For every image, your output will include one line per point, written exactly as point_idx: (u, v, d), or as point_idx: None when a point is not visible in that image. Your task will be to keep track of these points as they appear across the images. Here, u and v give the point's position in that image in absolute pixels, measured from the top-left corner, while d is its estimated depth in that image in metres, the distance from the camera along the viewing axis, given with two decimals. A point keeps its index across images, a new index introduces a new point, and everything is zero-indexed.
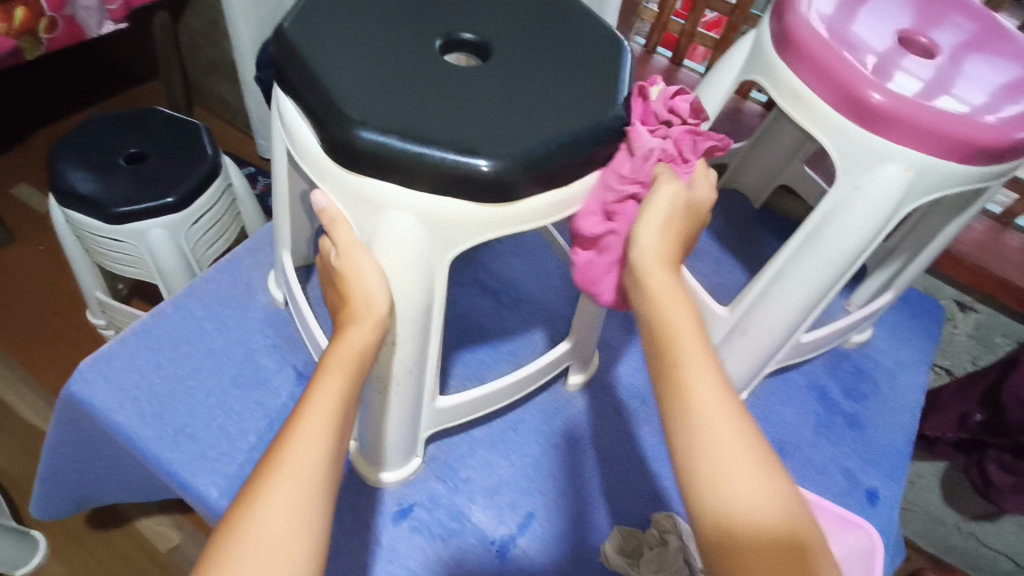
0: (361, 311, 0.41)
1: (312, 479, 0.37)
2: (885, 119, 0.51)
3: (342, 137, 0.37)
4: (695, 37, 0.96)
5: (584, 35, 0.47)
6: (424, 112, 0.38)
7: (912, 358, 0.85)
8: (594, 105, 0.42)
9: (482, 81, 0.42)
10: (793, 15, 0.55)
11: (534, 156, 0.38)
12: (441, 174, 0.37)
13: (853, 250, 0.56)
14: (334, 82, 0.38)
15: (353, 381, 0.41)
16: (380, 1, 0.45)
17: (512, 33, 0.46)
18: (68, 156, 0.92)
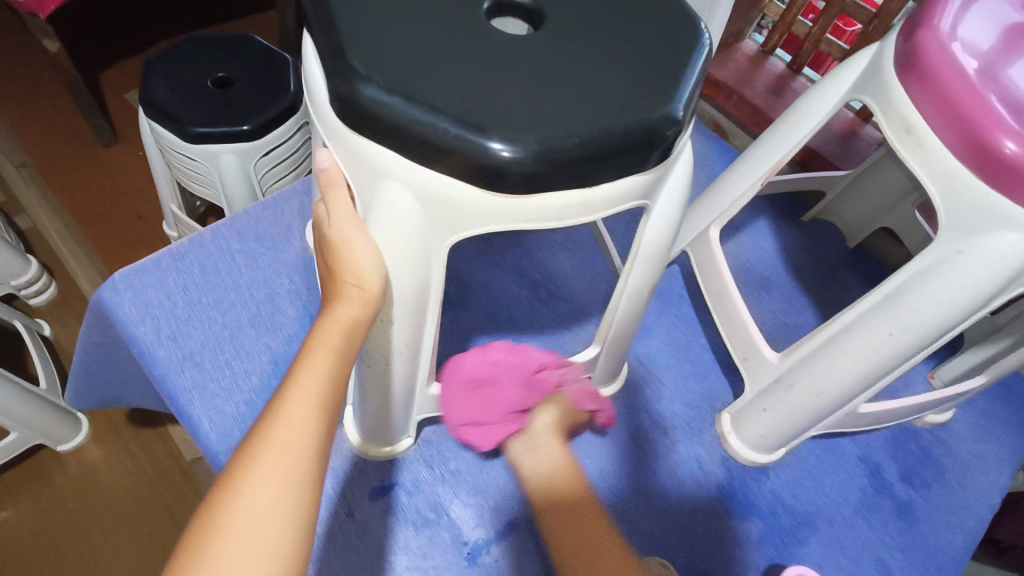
0: (349, 285, 0.38)
1: (300, 464, 0.33)
2: (1015, 175, 0.41)
3: (345, 92, 0.34)
4: (821, 43, 0.85)
5: (658, 19, 0.42)
6: (440, 80, 0.34)
7: (996, 455, 0.72)
8: (647, 99, 0.36)
9: (525, 52, 0.37)
10: (925, 32, 0.45)
11: (559, 145, 0.33)
12: (444, 150, 0.33)
13: (943, 324, 0.47)
14: (353, 33, 0.35)
15: (342, 363, 0.38)
16: None
17: (574, 5, 0.41)
18: (162, 70, 0.95)
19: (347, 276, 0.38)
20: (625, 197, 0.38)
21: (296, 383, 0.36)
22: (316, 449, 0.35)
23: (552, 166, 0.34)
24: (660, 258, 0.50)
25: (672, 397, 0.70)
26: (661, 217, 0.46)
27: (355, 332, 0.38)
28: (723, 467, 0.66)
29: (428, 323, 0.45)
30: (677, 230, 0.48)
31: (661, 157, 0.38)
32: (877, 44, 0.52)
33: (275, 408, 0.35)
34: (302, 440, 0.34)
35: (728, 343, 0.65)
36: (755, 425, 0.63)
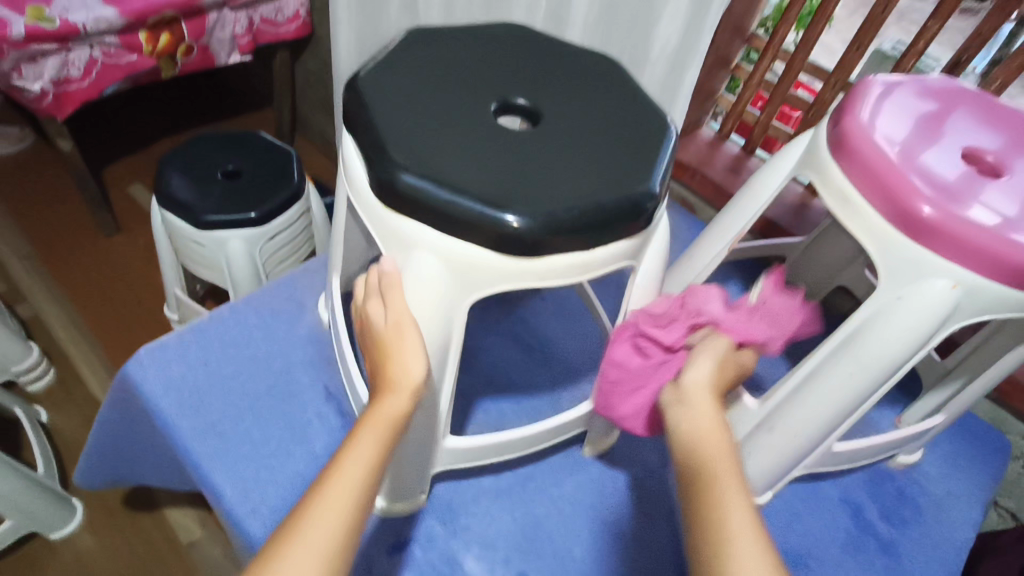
0: (398, 379, 0.42)
1: (333, 551, 0.36)
2: (932, 231, 0.49)
3: (386, 178, 0.41)
4: (770, 129, 0.97)
5: (631, 115, 0.51)
6: (463, 167, 0.42)
7: (966, 491, 0.78)
8: (632, 178, 0.44)
9: (529, 144, 0.45)
10: (850, 120, 0.55)
11: (562, 216, 0.41)
12: (468, 223, 0.40)
13: (894, 362, 0.54)
14: (390, 131, 0.43)
15: (383, 456, 0.41)
16: (451, 69, 0.51)
17: (565, 105, 0.50)
18: (176, 164, 1.03)
19: (396, 366, 0.43)
20: (614, 260, 0.46)
21: (340, 470, 0.39)
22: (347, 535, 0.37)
23: (557, 233, 0.41)
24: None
25: (664, 449, 0.74)
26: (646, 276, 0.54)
27: (398, 427, 0.42)
28: None
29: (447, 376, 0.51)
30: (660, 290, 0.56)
31: (644, 224, 0.45)
32: (812, 131, 0.62)
33: (314, 496, 0.38)
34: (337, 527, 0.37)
35: None
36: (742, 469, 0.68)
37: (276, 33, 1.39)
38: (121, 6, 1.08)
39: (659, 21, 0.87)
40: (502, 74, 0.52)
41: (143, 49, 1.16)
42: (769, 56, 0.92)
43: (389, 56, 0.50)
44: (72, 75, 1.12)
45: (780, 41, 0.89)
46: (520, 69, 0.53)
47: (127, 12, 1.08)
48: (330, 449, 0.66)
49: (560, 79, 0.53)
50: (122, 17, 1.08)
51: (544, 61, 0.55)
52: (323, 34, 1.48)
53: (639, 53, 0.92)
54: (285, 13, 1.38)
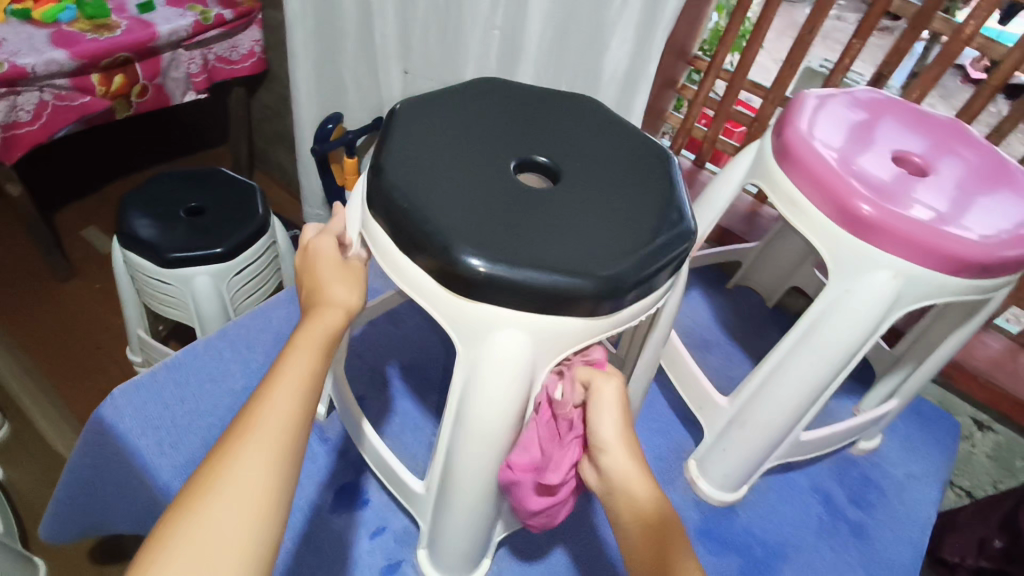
0: (332, 300, 0.49)
1: (282, 442, 0.40)
2: (874, 228, 0.54)
3: (385, 202, 0.47)
4: (717, 143, 1.03)
5: (655, 205, 0.51)
6: (467, 219, 0.45)
7: (923, 471, 0.83)
8: (632, 247, 0.46)
9: (538, 202, 0.49)
10: (792, 130, 0.60)
11: (522, 271, 0.42)
12: (463, 274, 0.43)
13: (848, 350, 0.58)
14: (407, 177, 0.48)
15: (321, 359, 0.45)
16: (476, 124, 0.55)
17: (582, 162, 0.54)
18: (136, 203, 1.02)
19: (326, 331, 0.46)
20: (587, 334, 0.46)
21: (279, 380, 0.43)
22: (297, 435, 0.41)
23: (512, 286, 0.42)
24: (506, 446, 0.48)
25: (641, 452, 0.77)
26: (489, 395, 0.46)
27: (332, 336, 0.46)
28: (697, 510, 0.73)
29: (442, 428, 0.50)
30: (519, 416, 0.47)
31: (613, 307, 0.46)
32: (758, 143, 0.66)
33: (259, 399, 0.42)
34: (283, 426, 0.41)
35: (684, 394, 0.74)
36: (719, 465, 0.71)
37: (231, 70, 1.40)
38: (72, 49, 1.07)
39: (608, 48, 0.92)
40: (529, 133, 0.56)
41: (96, 91, 1.15)
42: (712, 75, 0.97)
43: (439, 98, 0.57)
44: (21, 119, 1.10)
45: (720, 62, 0.95)
46: (556, 131, 0.57)
47: (78, 54, 1.07)
48: (312, 476, 0.65)
49: (592, 148, 0.56)
50: (74, 59, 1.07)
51: (567, 119, 0.59)
52: (278, 70, 1.50)
53: (591, 78, 0.97)
54: (240, 50, 1.40)
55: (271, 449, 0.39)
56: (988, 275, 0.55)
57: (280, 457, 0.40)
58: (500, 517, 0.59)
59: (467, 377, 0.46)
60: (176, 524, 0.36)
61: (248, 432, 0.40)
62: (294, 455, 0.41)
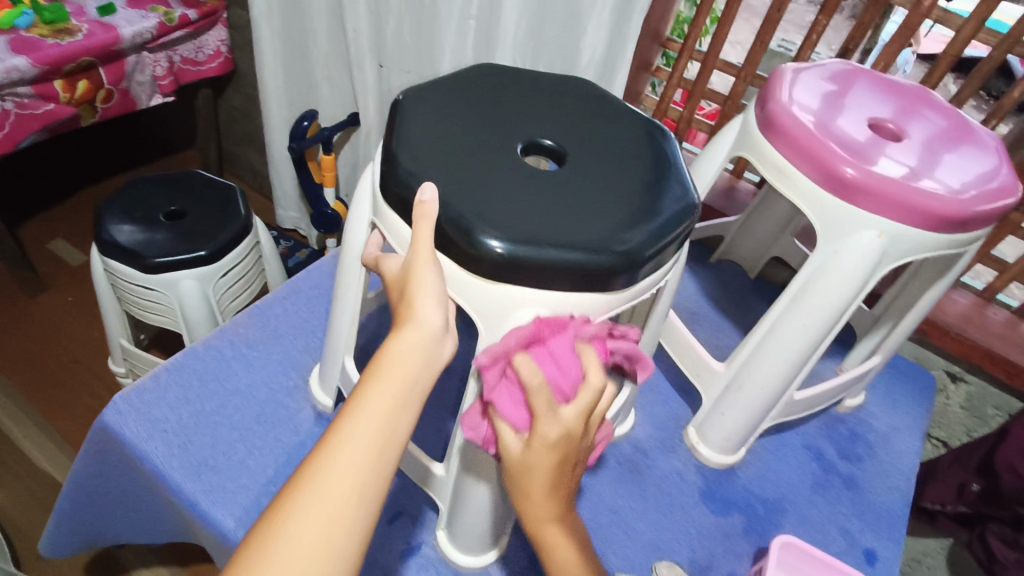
0: (415, 321, 0.41)
1: (345, 513, 0.35)
2: (859, 191, 0.57)
3: (401, 188, 0.48)
4: (692, 123, 1.05)
5: (657, 183, 0.53)
6: (482, 201, 0.47)
7: (905, 423, 0.87)
8: (638, 221, 0.48)
9: (546, 183, 0.50)
10: (774, 103, 0.63)
11: (543, 252, 0.44)
12: (481, 256, 0.44)
13: (838, 309, 0.60)
14: (420, 165, 0.49)
15: (401, 408, 0.38)
16: (476, 110, 0.56)
17: (583, 143, 0.56)
18: (114, 210, 1.00)
19: (424, 346, 0.40)
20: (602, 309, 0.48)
21: (349, 431, 0.37)
22: (365, 502, 0.36)
23: (532, 266, 0.44)
24: None
25: (642, 423, 0.80)
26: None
27: (414, 380, 0.39)
28: (700, 474, 0.75)
29: (464, 405, 0.51)
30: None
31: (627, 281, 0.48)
32: (741, 117, 0.69)
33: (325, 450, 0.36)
34: (350, 491, 0.35)
35: (682, 365, 0.76)
36: (719, 430, 0.73)
37: (198, 71, 1.38)
38: (33, 55, 1.03)
39: (585, 33, 0.94)
40: (531, 116, 0.57)
41: (60, 97, 1.12)
42: (685, 56, 1.00)
43: (437, 84, 0.58)
44: None
45: (693, 44, 0.98)
46: (556, 113, 0.59)
47: (40, 60, 1.04)
48: None
49: (594, 130, 0.58)
50: (35, 65, 1.03)
51: (565, 102, 0.61)
52: (245, 70, 1.48)
53: (568, 63, 0.99)
54: (206, 51, 1.37)
55: (357, 460, 0.36)
56: (964, 230, 0.59)
57: (367, 469, 0.36)
58: (515, 499, 0.60)
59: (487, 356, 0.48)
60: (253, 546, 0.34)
61: (336, 437, 0.37)
62: (381, 470, 0.37)
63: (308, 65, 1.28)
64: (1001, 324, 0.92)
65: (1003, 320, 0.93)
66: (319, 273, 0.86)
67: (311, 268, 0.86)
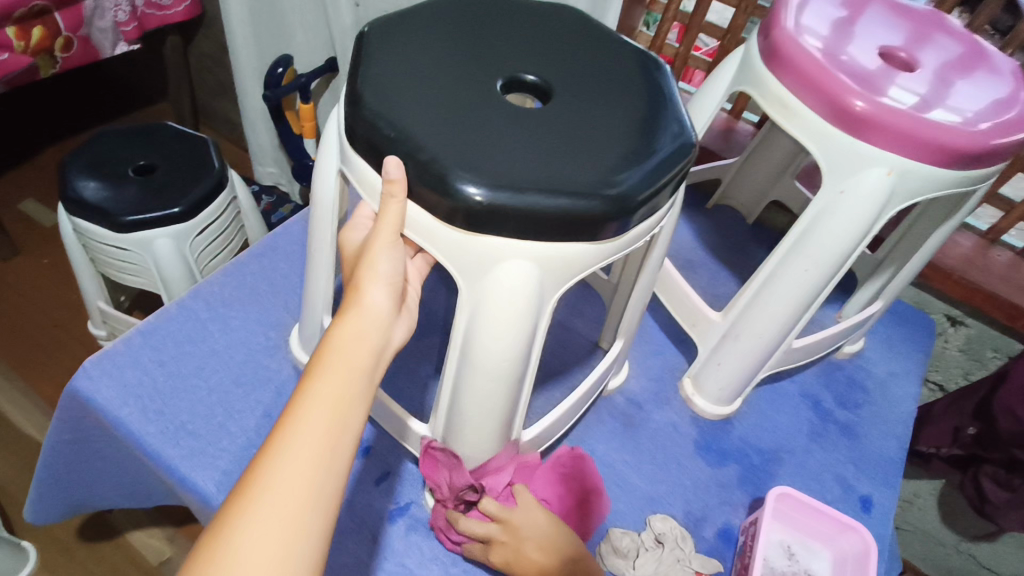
0: (362, 308, 0.41)
1: (304, 504, 0.34)
2: (868, 124, 0.53)
3: (369, 132, 0.44)
4: (689, 60, 0.99)
5: (651, 120, 0.49)
6: (458, 143, 0.43)
7: (904, 369, 0.86)
8: (631, 163, 0.45)
9: (530, 123, 0.46)
10: (779, 30, 0.58)
11: (528, 199, 0.40)
12: (458, 205, 0.41)
13: (842, 253, 0.57)
14: (389, 106, 0.44)
15: (352, 394, 0.38)
16: (453, 44, 0.51)
17: (571, 78, 0.51)
18: (79, 166, 0.95)
19: (369, 334, 0.41)
20: (591, 260, 0.45)
21: (300, 422, 0.36)
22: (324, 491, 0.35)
23: (514, 213, 0.40)
24: (514, 381, 0.48)
25: (637, 375, 0.78)
26: (497, 330, 0.44)
27: (362, 366, 0.40)
28: (694, 426, 0.74)
29: (447, 365, 0.48)
30: (528, 347, 0.46)
31: (618, 229, 0.44)
32: (742, 48, 0.64)
33: (276, 444, 0.35)
34: (307, 482, 0.34)
35: (677, 315, 0.74)
36: (714, 381, 0.71)
37: (163, 16, 1.29)
38: None
39: None
40: (512, 49, 0.53)
41: (14, 46, 1.04)
42: None
43: (410, 16, 0.53)
44: None
45: None
46: (542, 46, 0.54)
47: None
48: None
49: (581, 63, 0.53)
50: None
51: (552, 33, 0.56)
52: (215, 14, 1.39)
53: None
54: None
55: (312, 450, 0.35)
56: (979, 165, 0.55)
57: (322, 459, 0.35)
58: None
59: (471, 314, 0.45)
60: (208, 550, 0.32)
61: (285, 430, 0.36)
62: (337, 458, 0.36)
63: (278, 6, 1.20)
64: (1005, 266, 0.89)
65: (1007, 262, 0.90)
66: (298, 227, 0.82)
67: (289, 223, 0.82)
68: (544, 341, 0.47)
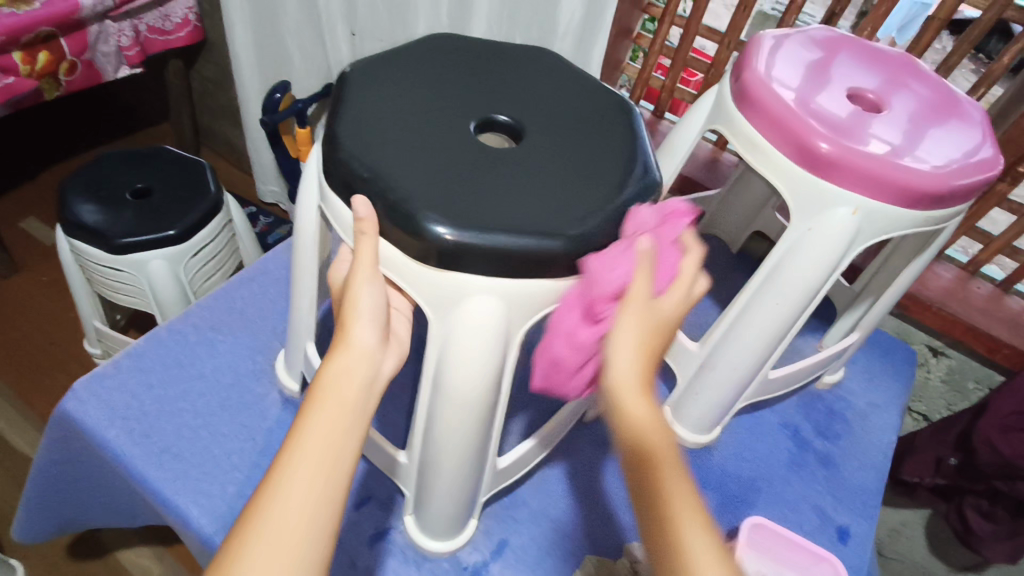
0: (351, 344, 0.43)
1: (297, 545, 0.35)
2: (833, 166, 0.55)
3: (346, 170, 0.46)
4: (675, 92, 1.02)
5: (620, 161, 0.51)
6: (430, 183, 0.45)
7: (885, 400, 0.87)
8: (597, 203, 0.46)
9: (500, 162, 0.48)
10: (749, 74, 0.60)
11: (494, 239, 0.42)
12: (426, 241, 0.42)
13: (812, 288, 0.59)
14: (366, 145, 0.46)
15: (344, 434, 0.39)
16: (432, 85, 0.54)
17: (544, 119, 0.53)
18: (78, 189, 0.97)
19: (361, 370, 0.42)
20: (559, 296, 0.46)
21: (292, 462, 0.37)
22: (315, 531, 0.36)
23: (481, 251, 0.42)
24: (485, 412, 0.49)
25: None
26: (465, 365, 0.45)
27: (356, 399, 0.41)
28: None
29: (420, 397, 0.50)
30: (498, 380, 0.47)
31: (584, 265, 0.46)
32: (716, 88, 0.66)
33: (270, 485, 0.37)
34: (297, 524, 0.35)
35: None
36: (692, 411, 0.72)
37: (166, 41, 1.33)
38: None
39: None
40: (487, 91, 0.55)
41: (20, 71, 1.06)
42: (667, 22, 0.96)
43: (391, 57, 0.55)
44: None
45: (674, 8, 0.93)
46: (517, 88, 0.56)
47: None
48: None
49: (555, 103, 0.56)
50: None
51: (528, 75, 0.58)
52: (218, 39, 1.42)
53: (544, 31, 0.95)
54: (173, 20, 1.32)
55: (304, 492, 0.37)
56: (942, 206, 0.57)
57: (314, 500, 0.37)
58: (482, 491, 0.60)
59: (441, 347, 0.46)
60: None
61: (282, 467, 0.37)
62: (329, 498, 0.37)
63: (278, 34, 1.24)
64: (984, 298, 0.91)
65: (986, 294, 0.91)
66: (289, 253, 0.84)
67: (279, 248, 0.84)
68: (514, 374, 0.49)
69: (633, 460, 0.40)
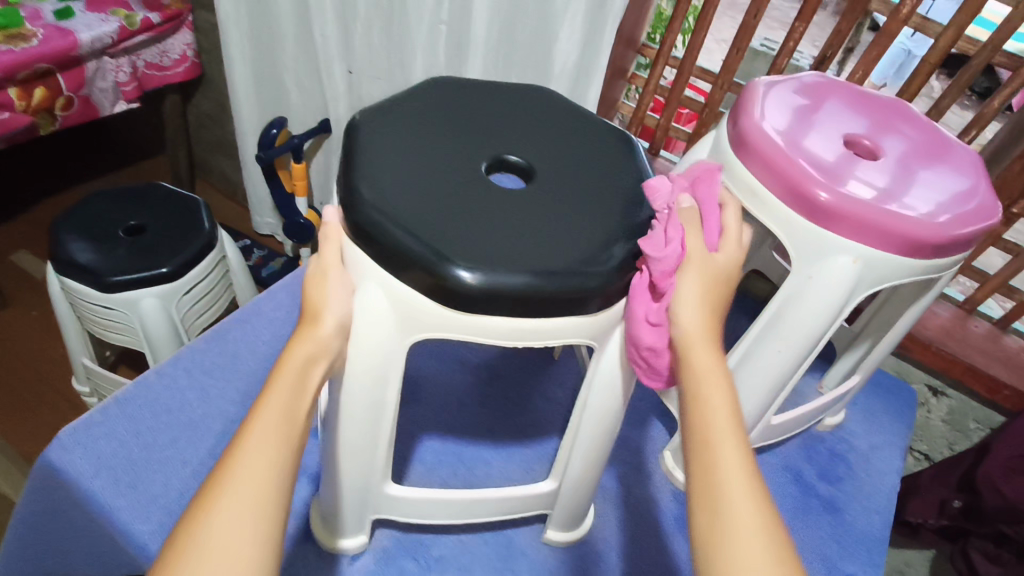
0: (310, 323, 0.44)
1: (265, 491, 0.36)
2: (830, 213, 0.54)
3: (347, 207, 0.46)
4: (670, 131, 1.02)
5: (621, 208, 0.51)
6: (426, 223, 0.45)
7: (887, 442, 0.85)
8: (592, 250, 0.47)
9: (500, 203, 0.48)
10: (745, 119, 0.60)
11: (452, 265, 0.42)
12: (414, 269, 0.43)
13: (815, 334, 0.58)
14: (370, 184, 0.47)
15: (300, 395, 0.41)
16: (433, 127, 0.54)
17: (553, 161, 0.54)
18: (71, 227, 0.97)
19: (319, 349, 0.43)
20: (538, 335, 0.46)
21: (257, 422, 0.39)
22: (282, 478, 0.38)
23: (469, 289, 0.42)
24: (378, 414, 0.48)
25: (618, 447, 0.77)
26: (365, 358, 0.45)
27: (312, 365, 0.43)
28: (676, 500, 0.73)
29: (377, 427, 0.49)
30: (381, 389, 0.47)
31: (578, 309, 0.45)
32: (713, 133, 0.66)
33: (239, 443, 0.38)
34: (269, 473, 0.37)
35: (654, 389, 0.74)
36: None
37: (163, 76, 1.34)
38: None
39: (558, 39, 0.91)
40: (501, 132, 0.55)
41: (15, 106, 1.06)
42: (660, 63, 0.97)
43: (393, 101, 0.56)
44: None
45: (668, 50, 0.95)
46: (525, 126, 0.57)
47: None
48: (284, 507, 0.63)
49: (564, 144, 0.56)
50: None
51: (534, 115, 0.58)
52: (215, 74, 1.43)
53: (540, 71, 0.96)
54: (171, 56, 1.33)
55: (269, 446, 0.38)
56: (943, 254, 0.57)
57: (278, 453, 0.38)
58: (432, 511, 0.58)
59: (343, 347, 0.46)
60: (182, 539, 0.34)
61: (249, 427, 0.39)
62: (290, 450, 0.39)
63: (276, 71, 1.25)
64: (983, 337, 0.91)
65: (985, 332, 0.91)
66: (284, 294, 0.83)
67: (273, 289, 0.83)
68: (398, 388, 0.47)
69: (693, 445, 0.42)
